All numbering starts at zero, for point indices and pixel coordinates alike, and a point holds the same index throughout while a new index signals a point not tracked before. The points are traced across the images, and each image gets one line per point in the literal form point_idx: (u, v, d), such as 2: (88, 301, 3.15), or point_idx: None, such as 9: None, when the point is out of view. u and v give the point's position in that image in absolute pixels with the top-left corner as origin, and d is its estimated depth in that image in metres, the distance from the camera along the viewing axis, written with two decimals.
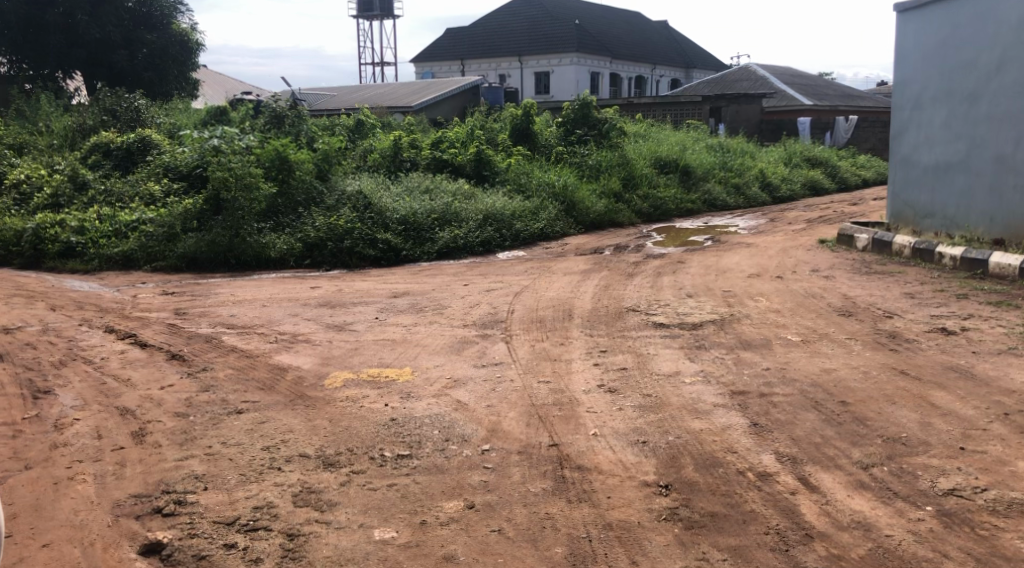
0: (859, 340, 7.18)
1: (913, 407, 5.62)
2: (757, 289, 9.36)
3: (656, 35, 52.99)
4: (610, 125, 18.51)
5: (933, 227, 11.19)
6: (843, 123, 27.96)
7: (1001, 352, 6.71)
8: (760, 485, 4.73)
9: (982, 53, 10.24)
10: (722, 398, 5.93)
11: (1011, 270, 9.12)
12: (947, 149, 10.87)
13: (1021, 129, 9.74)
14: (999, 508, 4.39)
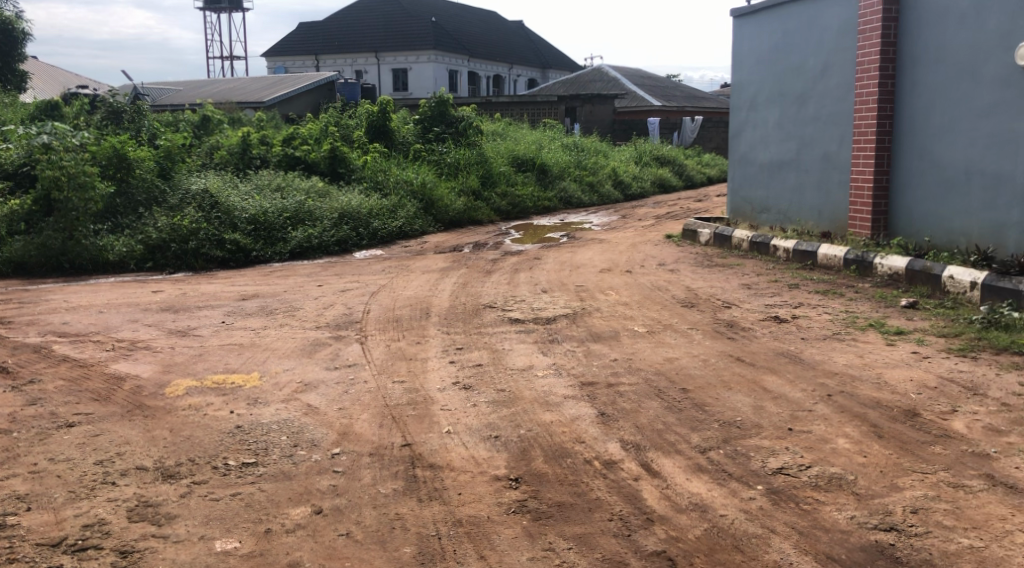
0: (700, 329, 7.51)
1: (748, 392, 5.93)
2: (608, 283, 9.64)
3: (512, 34, 53.57)
4: (467, 123, 18.59)
5: (769, 221, 11.85)
6: (690, 124, 29.15)
7: (827, 337, 7.17)
8: (606, 473, 4.88)
9: (809, 58, 10.88)
10: (572, 390, 6.07)
11: (837, 261, 9.72)
12: (780, 148, 11.52)
13: (843, 130, 10.38)
14: (821, 483, 4.66)
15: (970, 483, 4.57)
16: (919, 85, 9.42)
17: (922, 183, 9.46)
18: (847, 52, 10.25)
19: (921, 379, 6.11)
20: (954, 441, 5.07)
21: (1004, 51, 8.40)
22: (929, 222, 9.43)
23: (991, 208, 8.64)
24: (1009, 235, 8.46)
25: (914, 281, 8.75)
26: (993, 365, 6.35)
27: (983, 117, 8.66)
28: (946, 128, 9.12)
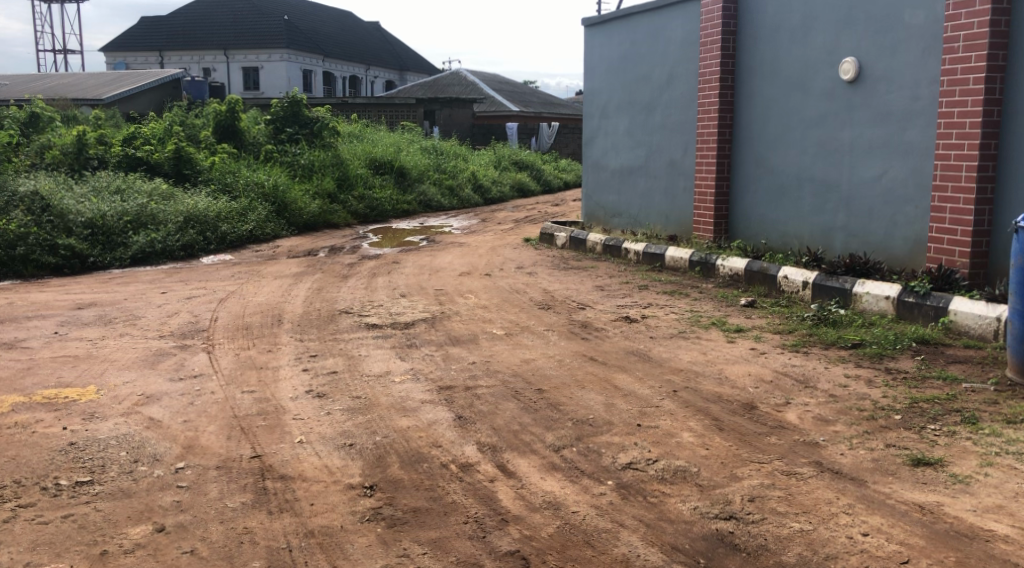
0: (556, 331, 7.65)
1: (600, 390, 6.09)
2: (467, 286, 9.67)
3: (369, 36, 53.02)
4: (322, 124, 18.22)
5: (621, 225, 12.21)
6: (547, 129, 29.70)
7: (674, 336, 7.45)
8: (462, 476, 4.89)
9: (656, 68, 11.28)
10: (429, 394, 6.05)
11: (683, 263, 10.11)
12: (630, 154, 11.89)
13: (687, 137, 10.82)
14: (667, 476, 4.83)
15: (801, 471, 4.83)
16: (756, 96, 9.93)
17: (760, 188, 9.99)
18: (690, 62, 10.69)
19: (758, 373, 6.44)
20: (787, 432, 5.36)
21: (830, 65, 8.96)
22: (767, 225, 9.94)
23: (820, 213, 9.20)
24: (836, 238, 9.04)
25: (752, 281, 9.21)
26: (823, 358, 6.77)
27: (812, 127, 9.22)
28: (780, 137, 9.66)
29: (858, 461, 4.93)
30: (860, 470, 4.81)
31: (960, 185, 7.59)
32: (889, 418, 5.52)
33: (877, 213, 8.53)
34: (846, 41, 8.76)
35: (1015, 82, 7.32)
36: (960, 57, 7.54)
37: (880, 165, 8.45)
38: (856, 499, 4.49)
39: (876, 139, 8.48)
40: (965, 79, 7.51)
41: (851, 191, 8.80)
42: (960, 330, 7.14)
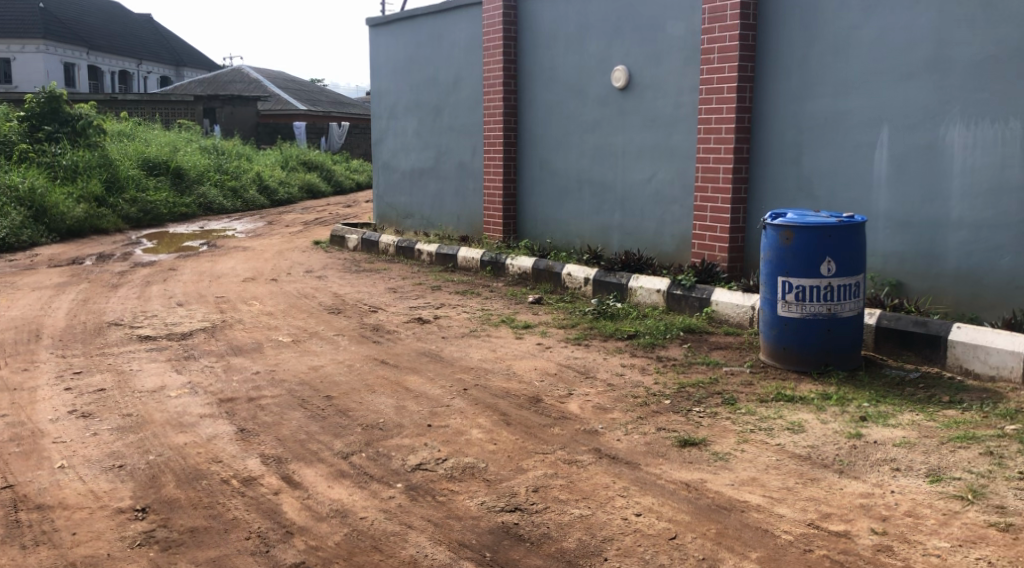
0: (345, 335, 7.53)
1: (390, 393, 6.06)
2: (251, 292, 9.32)
3: (140, 28, 49.93)
4: (86, 122, 16.94)
5: (413, 226, 12.23)
6: (337, 129, 29.21)
7: (465, 335, 7.54)
8: (244, 491, 4.71)
9: (441, 70, 11.38)
10: (209, 407, 5.78)
11: (474, 262, 10.28)
12: (419, 156, 11.93)
13: (474, 139, 10.99)
14: (455, 474, 4.88)
15: (581, 458, 5.04)
16: (537, 101, 10.26)
17: (543, 190, 10.32)
18: (473, 66, 10.88)
19: (544, 367, 6.66)
20: (569, 422, 5.57)
21: (603, 72, 9.40)
22: (551, 225, 10.29)
23: (599, 212, 9.63)
24: (612, 237, 9.50)
25: (538, 279, 9.49)
26: (603, 350, 7.10)
27: (589, 131, 9.63)
28: (560, 141, 10.02)
29: (632, 445, 5.21)
30: (634, 454, 5.09)
31: (718, 186, 8.20)
32: (661, 404, 5.87)
33: (649, 212, 9.05)
34: (616, 50, 9.22)
35: (763, 92, 8.00)
36: (715, 68, 8.13)
37: (650, 167, 8.97)
38: (631, 482, 4.74)
39: (647, 143, 8.99)
40: (720, 88, 8.11)
41: (626, 192, 9.27)
42: (722, 318, 7.69)
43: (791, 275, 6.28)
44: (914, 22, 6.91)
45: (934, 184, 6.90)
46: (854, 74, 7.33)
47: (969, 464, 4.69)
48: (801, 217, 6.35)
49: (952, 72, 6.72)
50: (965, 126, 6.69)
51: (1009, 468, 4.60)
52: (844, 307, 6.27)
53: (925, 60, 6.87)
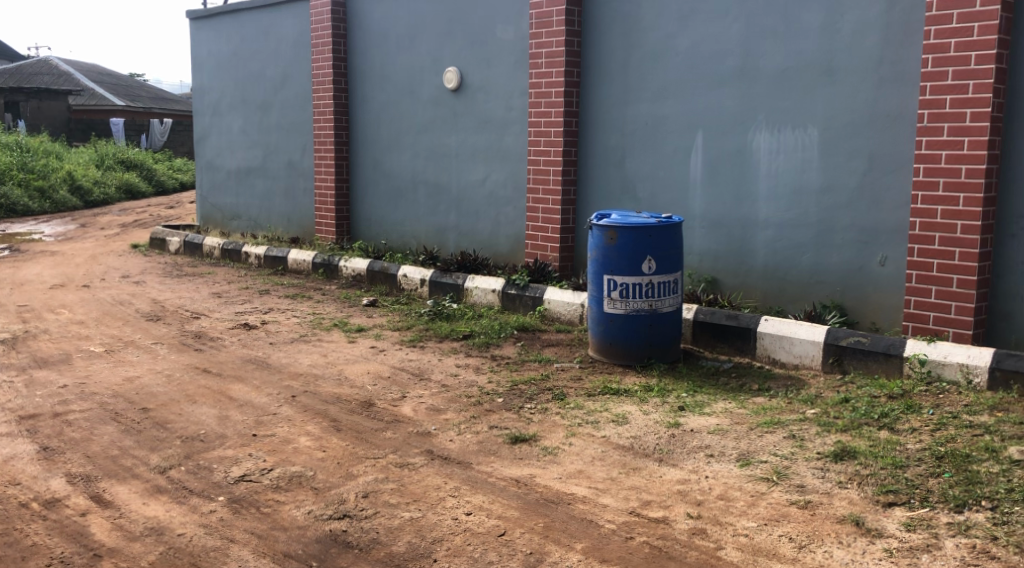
0: (165, 343, 7.18)
1: (212, 402, 5.83)
2: (59, 300, 8.72)
3: None
4: None
5: (240, 227, 11.82)
6: (158, 126, 27.84)
7: (293, 340, 7.36)
8: (46, 514, 4.40)
9: (268, 67, 11.06)
10: (7, 426, 5.37)
11: (306, 265, 10.06)
12: (246, 155, 11.55)
13: (304, 139, 10.75)
14: (281, 484, 4.75)
15: (413, 461, 5.03)
16: (369, 100, 10.15)
17: (377, 190, 10.24)
18: (301, 64, 10.63)
19: (377, 370, 6.59)
20: (401, 425, 5.54)
21: (434, 73, 9.42)
22: (385, 226, 10.21)
23: (432, 213, 9.64)
24: (448, 237, 9.52)
25: (373, 280, 9.39)
26: (437, 351, 7.10)
27: (422, 132, 9.63)
28: (393, 141, 9.96)
29: (464, 445, 5.25)
30: (466, 453, 5.12)
31: (548, 187, 8.40)
32: (493, 402, 5.94)
33: (483, 213, 9.13)
34: (446, 51, 9.26)
35: (589, 96, 8.26)
36: (544, 72, 8.32)
37: (484, 168, 9.06)
38: (462, 481, 4.77)
39: (479, 144, 9.08)
40: (548, 92, 8.30)
41: (459, 193, 9.33)
42: (554, 316, 7.87)
43: (615, 273, 6.50)
44: (724, 32, 7.30)
45: (743, 186, 7.32)
46: (671, 80, 7.68)
47: (775, 448, 5.01)
48: (623, 218, 6.58)
49: (758, 81, 7.15)
50: (770, 132, 7.12)
51: (809, 449, 4.95)
52: (664, 303, 6.55)
53: (734, 69, 7.28)
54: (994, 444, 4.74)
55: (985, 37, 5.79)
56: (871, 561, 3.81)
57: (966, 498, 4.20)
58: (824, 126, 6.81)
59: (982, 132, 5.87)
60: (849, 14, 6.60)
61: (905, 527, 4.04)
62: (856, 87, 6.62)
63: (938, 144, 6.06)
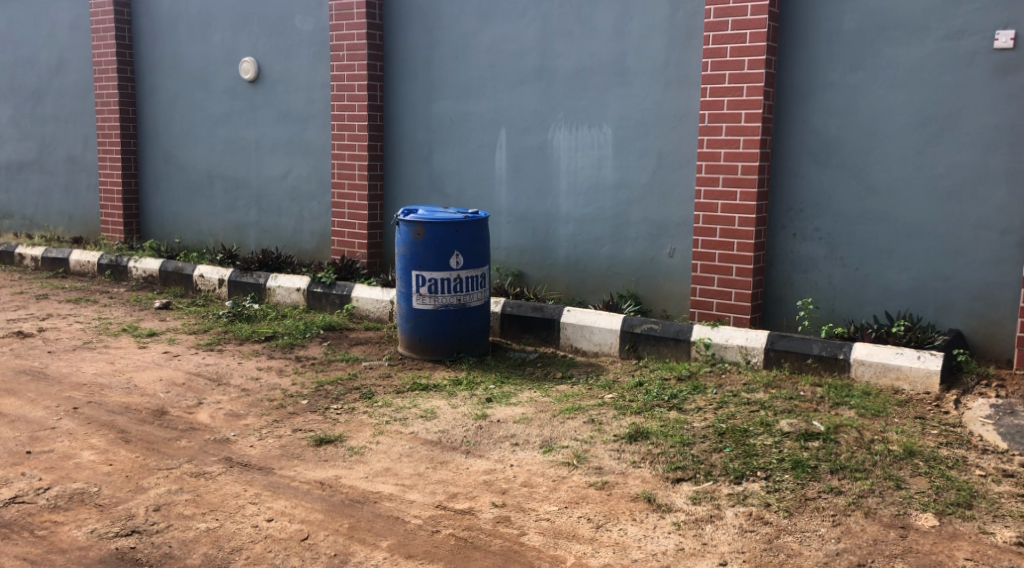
0: None
1: None
2: None
3: None
4: None
5: (12, 227, 10.87)
6: None
7: (75, 348, 6.86)
8: None
9: (41, 52, 10.24)
10: None
11: (91, 267, 9.40)
12: (17, 148, 10.64)
13: (85, 130, 10.04)
14: (60, 503, 4.42)
15: (209, 469, 4.82)
16: (160, 91, 9.62)
17: (170, 186, 9.72)
18: (81, 50, 9.92)
19: (170, 376, 6.26)
20: (197, 433, 5.30)
21: (229, 64, 9.06)
22: (179, 223, 9.72)
23: (231, 209, 9.27)
24: (249, 235, 9.18)
25: (167, 282, 8.91)
26: (237, 354, 6.84)
27: (217, 125, 9.23)
28: (186, 134, 9.50)
29: (265, 450, 5.09)
30: (267, 458, 4.97)
31: (353, 183, 8.29)
32: (297, 405, 5.79)
33: (285, 209, 8.88)
34: (241, 41, 8.93)
35: (391, 91, 8.23)
36: (345, 65, 8.19)
37: (285, 162, 8.81)
38: (262, 487, 4.62)
39: (279, 138, 8.82)
40: (350, 85, 8.19)
41: (259, 189, 9.03)
42: (362, 314, 7.76)
43: (423, 269, 6.49)
44: (523, 31, 7.46)
45: (545, 182, 7.52)
46: (473, 77, 7.77)
47: (575, 433, 5.19)
48: (430, 213, 6.57)
49: (556, 80, 7.36)
50: (569, 129, 7.35)
51: (607, 432, 5.16)
52: (472, 297, 6.62)
53: (532, 67, 7.46)
54: (768, 418, 5.13)
55: (756, 44, 6.24)
56: (661, 535, 4.02)
57: (744, 469, 4.53)
58: (619, 124, 7.10)
59: (755, 132, 6.33)
60: (638, 18, 6.91)
61: (691, 500, 4.30)
62: (647, 87, 6.94)
63: (718, 143, 6.48)
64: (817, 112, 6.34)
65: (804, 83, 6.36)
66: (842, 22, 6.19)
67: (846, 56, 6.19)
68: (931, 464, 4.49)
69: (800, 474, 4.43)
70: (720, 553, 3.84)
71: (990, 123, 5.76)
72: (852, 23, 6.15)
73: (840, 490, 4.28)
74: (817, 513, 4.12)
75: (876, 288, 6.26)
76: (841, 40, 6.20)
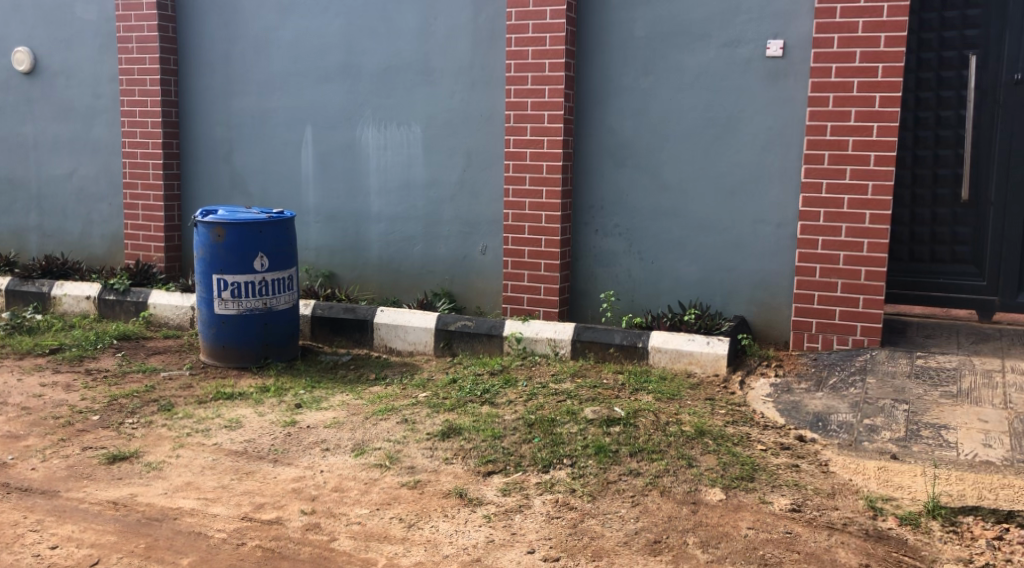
0: None
1: None
2: None
3: None
4: None
5: None
6: None
7: None
8: None
9: None
10: None
11: None
12: None
13: None
14: None
15: None
16: None
17: None
18: None
19: None
20: None
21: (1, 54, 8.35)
22: None
23: (8, 213, 8.56)
24: (30, 240, 8.51)
25: None
26: (17, 370, 6.32)
27: None
28: None
29: (51, 472, 4.74)
30: (52, 481, 4.63)
31: (148, 183, 7.87)
32: (87, 421, 5.42)
33: (71, 211, 8.29)
34: (15, 30, 8.26)
35: (187, 87, 7.87)
36: (135, 59, 7.75)
37: (70, 162, 8.23)
38: (47, 512, 4.31)
39: (62, 136, 8.23)
40: (141, 80, 7.76)
41: (41, 190, 8.38)
42: (160, 321, 7.37)
43: (225, 272, 6.24)
44: (326, 28, 7.34)
45: (354, 182, 7.44)
46: (275, 73, 7.56)
47: (388, 434, 5.17)
48: (231, 214, 6.31)
49: (361, 78, 7.29)
50: (376, 128, 7.30)
51: (419, 430, 5.17)
52: (278, 300, 6.44)
53: (337, 65, 7.35)
54: (574, 407, 5.32)
55: (555, 47, 6.45)
56: (472, 528, 4.08)
57: (552, 458, 4.68)
58: (426, 123, 7.13)
59: (558, 132, 6.55)
60: (442, 18, 6.96)
61: (501, 492, 4.40)
62: (452, 87, 7.00)
63: (524, 142, 6.65)
64: (614, 113, 6.64)
65: (601, 85, 6.64)
66: (634, 29, 6.50)
67: (637, 61, 6.52)
68: (718, 442, 4.81)
69: (602, 459, 4.63)
70: (528, 541, 3.95)
71: (766, 126, 6.21)
72: (643, 29, 6.48)
73: (639, 471, 4.51)
74: (618, 495, 4.32)
75: (671, 280, 6.63)
76: (633, 45, 6.52)
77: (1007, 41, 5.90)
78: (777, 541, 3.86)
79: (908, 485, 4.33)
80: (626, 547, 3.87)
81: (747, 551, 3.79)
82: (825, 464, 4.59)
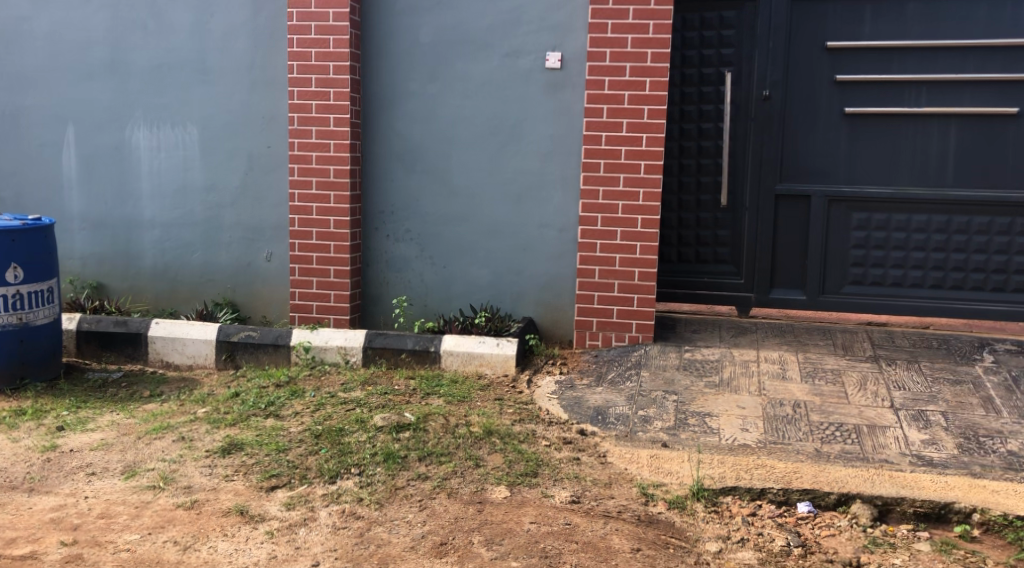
0: None
1: None
2: None
3: None
4: None
5: None
6: None
7: None
8: None
9: None
10: None
11: None
12: None
13: None
14: None
15: None
16: None
17: None
18: None
19: None
20: None
21: None
22: None
23: None
24: None
25: None
26: None
27: None
28: None
29: None
30: None
31: None
32: None
33: None
34: None
35: None
36: None
37: None
38: None
39: None
40: None
41: None
42: None
43: None
44: (88, 20, 6.85)
45: (124, 186, 6.99)
46: (31, 68, 6.97)
47: (162, 453, 4.89)
48: None
49: (130, 76, 6.86)
50: (148, 129, 6.90)
51: (197, 448, 4.93)
52: (36, 315, 5.93)
53: (102, 61, 6.88)
54: (363, 415, 5.26)
55: (339, 50, 6.36)
56: (253, 546, 3.94)
57: (339, 468, 4.60)
58: (203, 125, 6.81)
59: (344, 136, 6.47)
60: (218, 16, 6.68)
61: (285, 506, 4.27)
62: (231, 88, 6.73)
63: (309, 146, 6.52)
64: (401, 118, 6.64)
65: (388, 90, 6.62)
66: (419, 35, 6.54)
67: (422, 67, 6.56)
68: (505, 440, 4.92)
69: (390, 465, 4.62)
70: (312, 554, 3.87)
71: (548, 133, 6.42)
72: (428, 36, 6.52)
73: (426, 475, 4.53)
74: (405, 500, 4.32)
75: (461, 284, 6.71)
76: (418, 52, 6.55)
77: (757, 60, 6.46)
78: (557, 534, 4.01)
79: (676, 470, 4.63)
80: (412, 552, 3.87)
81: (529, 545, 3.91)
82: (603, 456, 4.82)
